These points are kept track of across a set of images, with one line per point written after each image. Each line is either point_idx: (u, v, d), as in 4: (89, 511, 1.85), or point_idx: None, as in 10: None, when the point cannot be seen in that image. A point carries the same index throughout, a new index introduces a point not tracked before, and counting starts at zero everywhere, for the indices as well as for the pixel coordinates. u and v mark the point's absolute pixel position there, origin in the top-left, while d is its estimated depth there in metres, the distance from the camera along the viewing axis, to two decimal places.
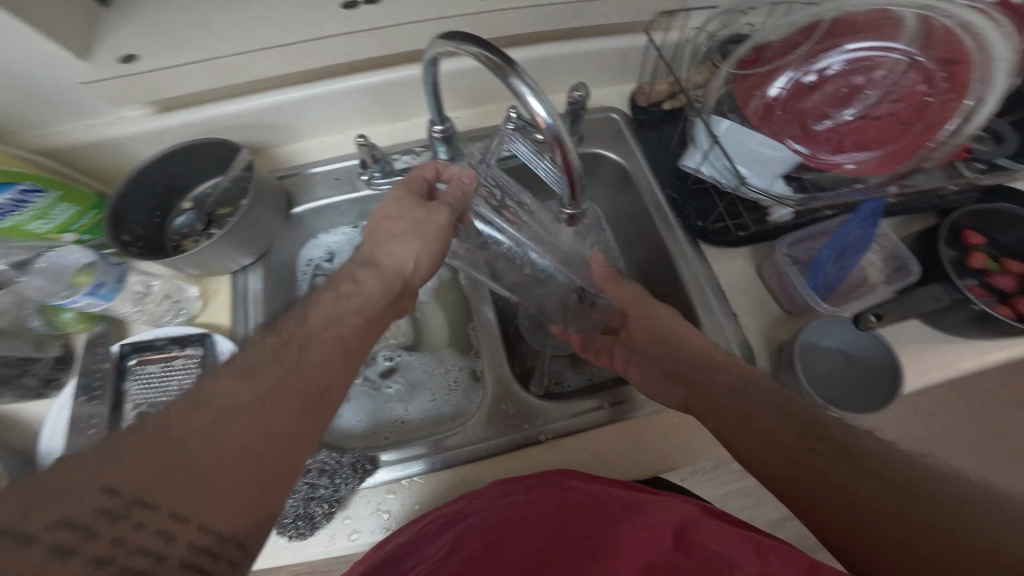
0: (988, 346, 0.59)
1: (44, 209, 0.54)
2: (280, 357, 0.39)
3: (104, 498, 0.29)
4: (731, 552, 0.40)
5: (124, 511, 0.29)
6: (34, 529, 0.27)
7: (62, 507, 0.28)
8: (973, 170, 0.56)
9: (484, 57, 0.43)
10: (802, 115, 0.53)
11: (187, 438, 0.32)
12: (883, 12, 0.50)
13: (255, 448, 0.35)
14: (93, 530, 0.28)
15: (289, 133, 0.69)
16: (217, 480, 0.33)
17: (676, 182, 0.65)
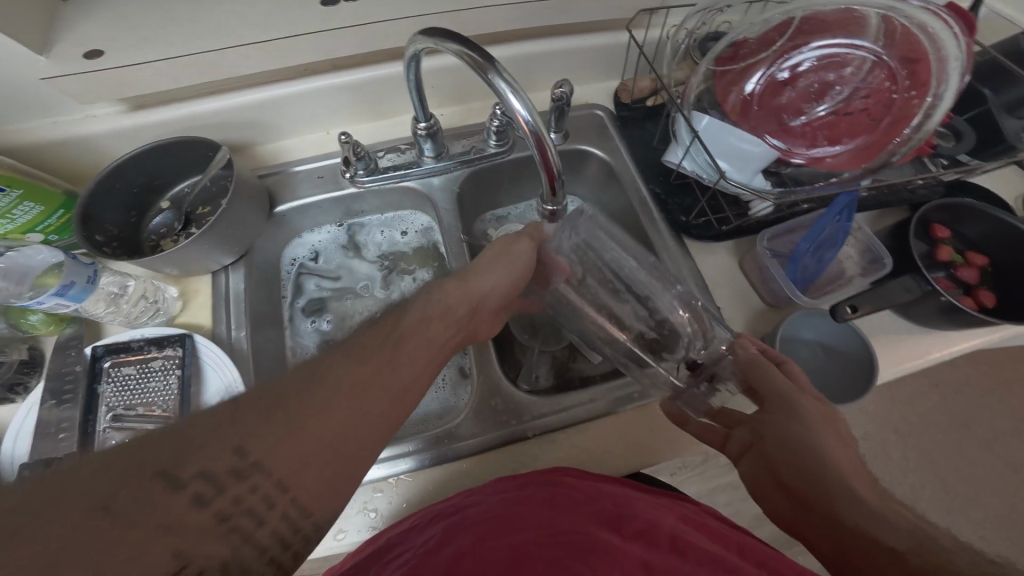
0: (959, 336, 0.61)
1: (4, 208, 0.52)
2: (385, 349, 0.41)
3: (236, 459, 0.30)
4: (722, 555, 0.43)
5: (247, 472, 0.31)
6: (175, 475, 0.29)
7: (194, 458, 0.30)
8: (937, 165, 0.59)
9: (464, 54, 0.43)
10: (778, 111, 0.55)
11: (305, 415, 0.33)
12: (850, 10, 0.50)
13: (351, 439, 0.35)
14: (223, 487, 0.30)
15: (271, 130, 0.68)
16: (320, 462, 0.33)
17: (660, 178, 0.66)
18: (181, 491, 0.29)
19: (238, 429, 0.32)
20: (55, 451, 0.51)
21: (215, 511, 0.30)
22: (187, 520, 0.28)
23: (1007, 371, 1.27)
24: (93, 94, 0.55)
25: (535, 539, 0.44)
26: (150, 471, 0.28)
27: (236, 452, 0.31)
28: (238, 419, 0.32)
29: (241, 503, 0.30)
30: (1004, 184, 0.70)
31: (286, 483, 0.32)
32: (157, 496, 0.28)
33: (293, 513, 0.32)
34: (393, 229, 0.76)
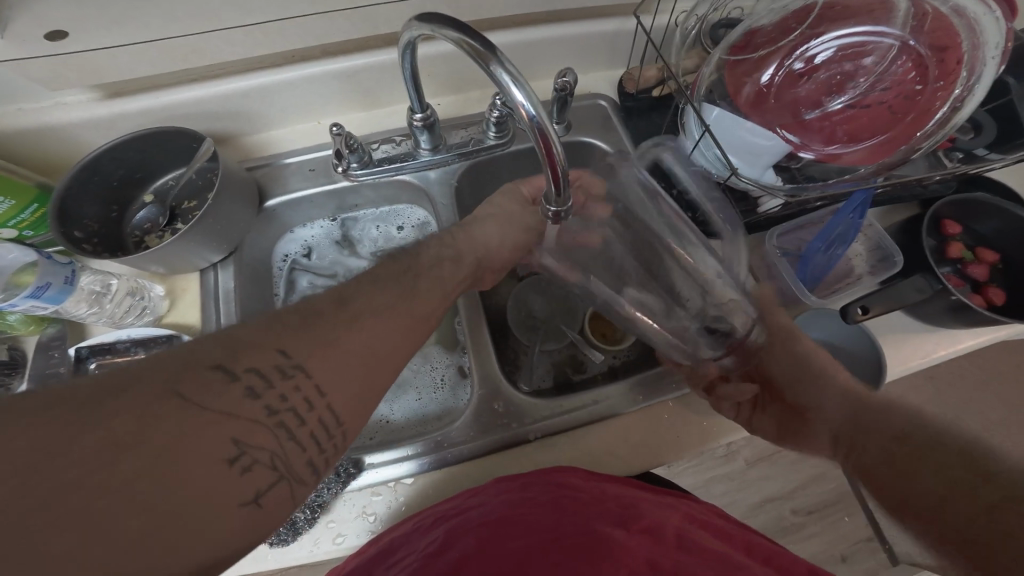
0: (968, 336, 0.60)
1: None
2: (405, 281, 0.45)
3: (279, 357, 0.33)
4: (729, 555, 0.43)
5: (291, 371, 0.33)
6: (230, 368, 0.31)
7: (244, 355, 0.32)
8: (952, 158, 0.58)
9: (462, 42, 0.40)
10: (795, 104, 0.52)
11: (339, 331, 0.37)
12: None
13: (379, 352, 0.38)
14: (270, 382, 0.32)
15: (259, 120, 0.65)
16: (353, 371, 0.36)
17: (665, 171, 0.64)
18: (236, 381, 0.31)
19: (275, 334, 0.34)
20: None
21: (265, 404, 0.32)
22: (241, 408, 0.31)
23: (1003, 363, 1.26)
24: (59, 79, 0.52)
25: (541, 544, 0.43)
26: (208, 365, 0.31)
27: (278, 351, 0.33)
28: (268, 329, 0.35)
29: (286, 399, 0.33)
30: (1019, 180, 0.68)
31: (322, 386, 0.34)
32: (216, 387, 0.30)
33: (329, 419, 0.34)
34: (388, 224, 0.74)
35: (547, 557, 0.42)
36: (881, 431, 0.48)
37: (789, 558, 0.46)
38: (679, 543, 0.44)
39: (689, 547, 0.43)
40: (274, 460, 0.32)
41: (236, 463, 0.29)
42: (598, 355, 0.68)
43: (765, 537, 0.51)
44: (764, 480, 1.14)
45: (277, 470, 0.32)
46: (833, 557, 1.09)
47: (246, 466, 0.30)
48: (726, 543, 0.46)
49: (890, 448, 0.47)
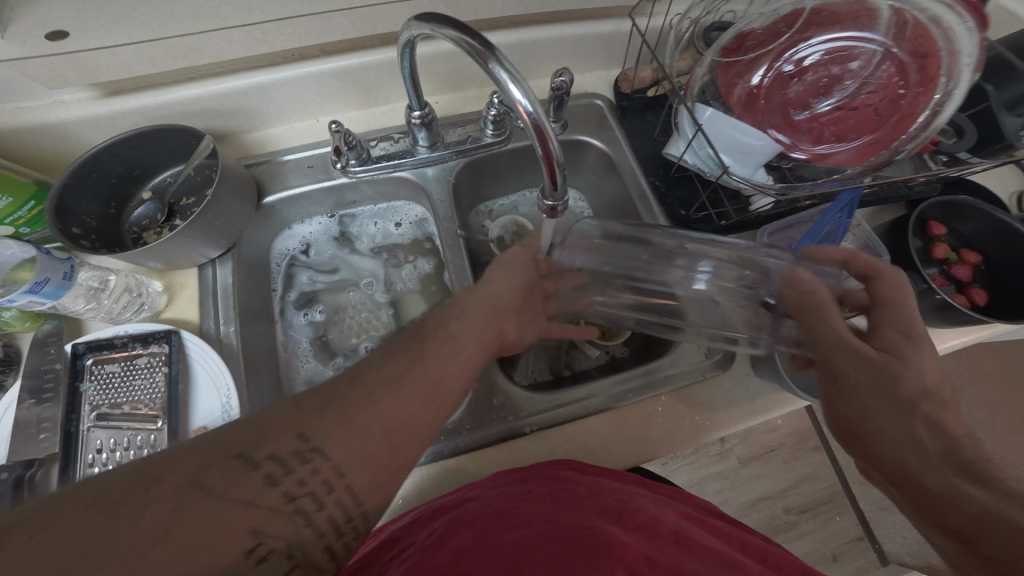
0: (951, 333, 0.61)
1: None
2: (415, 350, 0.40)
3: (298, 442, 0.32)
4: (725, 553, 0.44)
5: (308, 456, 0.31)
6: (251, 455, 0.31)
7: (267, 441, 0.31)
8: (937, 162, 0.60)
9: (460, 41, 0.41)
10: (785, 104, 0.54)
11: (354, 409, 0.34)
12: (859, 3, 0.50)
13: (400, 425, 0.35)
14: (289, 468, 0.31)
15: (257, 118, 0.65)
16: (370, 452, 0.33)
17: (660, 171, 0.65)
18: (257, 469, 0.30)
19: (301, 416, 0.33)
20: (35, 453, 0.49)
21: (283, 492, 0.30)
22: (262, 498, 0.30)
23: (986, 362, 1.29)
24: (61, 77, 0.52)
25: (539, 535, 0.43)
26: (228, 452, 0.30)
27: (299, 436, 0.32)
28: (294, 410, 0.33)
29: (305, 484, 0.31)
30: (1000, 182, 0.70)
31: (344, 472, 0.32)
32: (239, 475, 0.30)
33: (348, 501, 0.32)
34: (386, 220, 0.74)
35: (546, 549, 0.41)
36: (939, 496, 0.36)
37: (787, 560, 0.46)
38: (677, 539, 0.45)
39: (686, 543, 0.44)
40: (293, 549, 0.30)
41: (252, 556, 0.28)
42: (595, 351, 0.70)
43: (762, 539, 0.52)
44: (756, 478, 1.15)
45: (294, 558, 0.30)
46: (825, 555, 1.11)
47: (262, 558, 0.29)
48: (723, 541, 0.46)
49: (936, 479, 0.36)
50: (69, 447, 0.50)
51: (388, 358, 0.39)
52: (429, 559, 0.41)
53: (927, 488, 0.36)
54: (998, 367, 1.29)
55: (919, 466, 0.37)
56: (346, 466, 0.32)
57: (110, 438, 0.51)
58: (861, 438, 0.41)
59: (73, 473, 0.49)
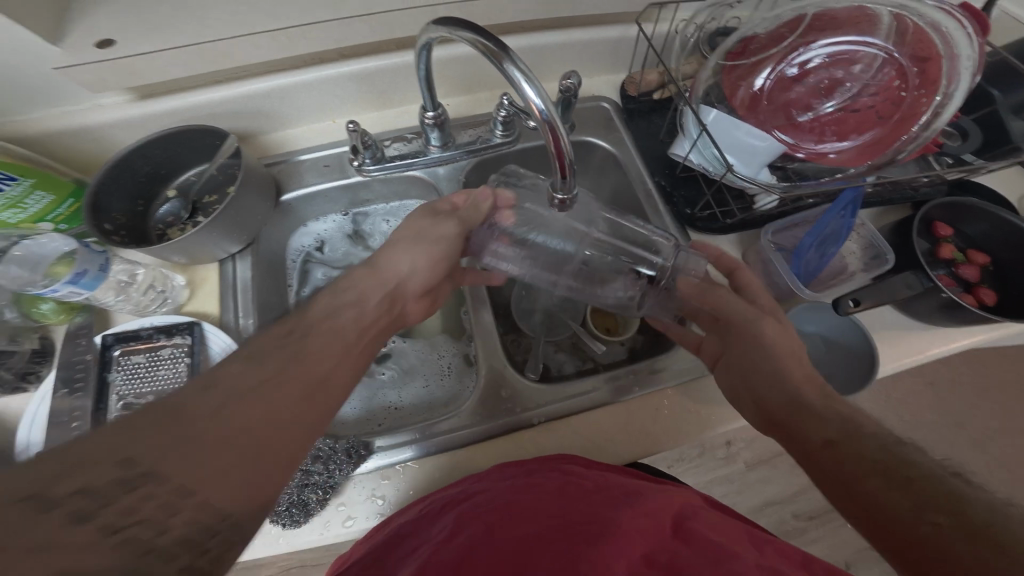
0: (959, 333, 0.61)
1: (17, 197, 0.52)
2: (292, 348, 0.41)
3: (122, 469, 0.29)
4: (725, 544, 0.43)
5: (135, 481, 0.29)
6: (49, 496, 0.27)
7: (76, 475, 0.28)
8: (942, 163, 0.59)
9: (477, 44, 0.43)
10: (788, 105, 0.55)
11: (203, 421, 0.32)
12: (861, 9, 0.51)
13: (278, 420, 0.36)
14: (107, 499, 0.28)
15: (278, 119, 0.68)
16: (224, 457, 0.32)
17: (666, 171, 0.66)
18: (58, 508, 0.27)
19: (127, 441, 0.30)
20: (67, 439, 0.51)
21: (102, 525, 0.27)
22: (66, 538, 0.26)
23: (997, 368, 1.28)
24: (102, 83, 0.55)
25: (544, 530, 0.44)
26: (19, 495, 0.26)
27: (121, 463, 0.29)
28: (152, 427, 0.31)
29: (135, 511, 0.28)
30: (1005, 184, 0.70)
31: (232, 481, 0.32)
32: (27, 520, 0.26)
33: (205, 516, 0.31)
34: (398, 219, 0.76)
35: (547, 544, 0.42)
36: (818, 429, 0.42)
37: (787, 548, 0.45)
38: (676, 531, 0.44)
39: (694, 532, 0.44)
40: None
41: None
42: (600, 346, 0.70)
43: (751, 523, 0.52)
44: (763, 482, 1.15)
45: None
46: (835, 562, 1.10)
47: None
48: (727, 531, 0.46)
49: (867, 466, 0.38)
50: None
51: (254, 364, 0.38)
52: (438, 554, 0.42)
53: (852, 475, 0.38)
54: (1010, 373, 1.28)
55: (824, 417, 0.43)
56: (196, 482, 0.30)
57: None
58: (791, 431, 0.44)
59: None
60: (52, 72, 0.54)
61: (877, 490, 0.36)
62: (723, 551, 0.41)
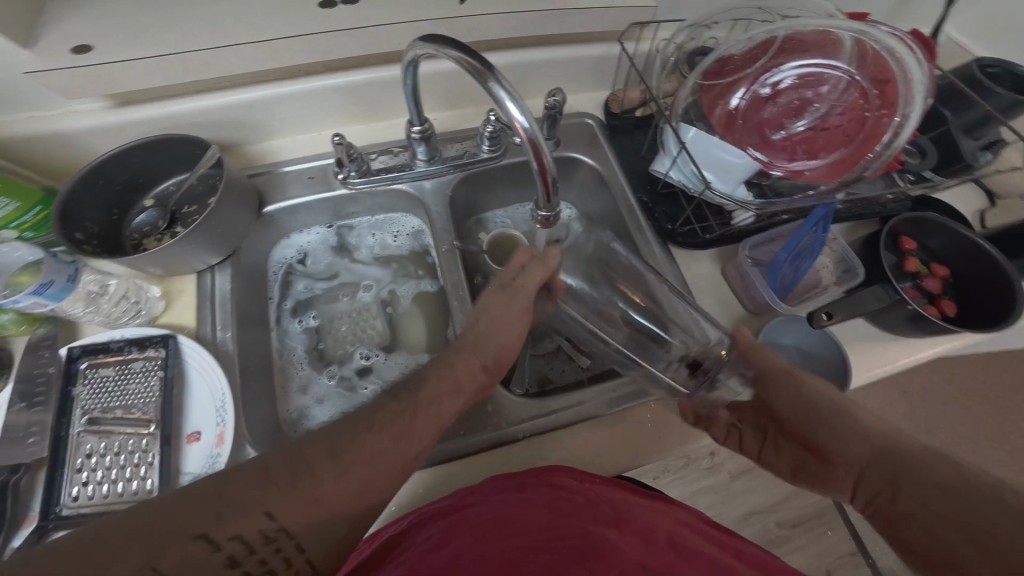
0: (925, 344, 0.63)
1: None
2: (403, 424, 0.41)
3: (264, 523, 0.33)
4: (719, 558, 0.44)
5: (274, 536, 0.33)
6: (211, 537, 0.32)
7: (228, 522, 0.32)
8: (905, 180, 0.62)
9: (463, 61, 0.44)
10: (760, 125, 0.57)
11: (324, 481, 0.35)
12: (825, 34, 0.55)
13: (377, 493, 0.38)
14: (251, 549, 0.33)
15: (262, 130, 0.68)
16: (331, 520, 0.36)
17: (647, 186, 0.68)
18: (216, 551, 0.32)
19: (264, 495, 0.34)
20: (20, 456, 0.49)
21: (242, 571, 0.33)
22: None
23: (963, 378, 1.33)
24: (78, 90, 0.53)
25: (534, 542, 0.43)
26: (189, 534, 0.31)
27: (267, 516, 0.33)
28: (265, 482, 0.34)
29: (266, 563, 0.33)
30: (964, 202, 0.74)
31: (292, 532, 0.34)
32: (194, 558, 0.31)
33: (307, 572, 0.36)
34: (383, 232, 0.76)
35: (539, 557, 0.42)
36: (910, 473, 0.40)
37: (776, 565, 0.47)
38: (673, 547, 0.44)
39: (679, 548, 0.44)
40: None
41: None
42: (585, 360, 0.72)
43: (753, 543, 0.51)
44: (746, 492, 1.14)
45: None
46: (817, 570, 1.11)
47: None
48: (716, 545, 0.47)
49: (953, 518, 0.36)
50: (57, 451, 0.50)
51: (375, 430, 0.40)
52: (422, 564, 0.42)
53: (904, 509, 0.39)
54: (976, 381, 1.33)
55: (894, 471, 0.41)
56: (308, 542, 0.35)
57: (101, 442, 0.51)
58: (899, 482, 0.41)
59: (61, 479, 0.48)
60: (19, 76, 0.54)
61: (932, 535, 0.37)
62: (717, 565, 0.43)
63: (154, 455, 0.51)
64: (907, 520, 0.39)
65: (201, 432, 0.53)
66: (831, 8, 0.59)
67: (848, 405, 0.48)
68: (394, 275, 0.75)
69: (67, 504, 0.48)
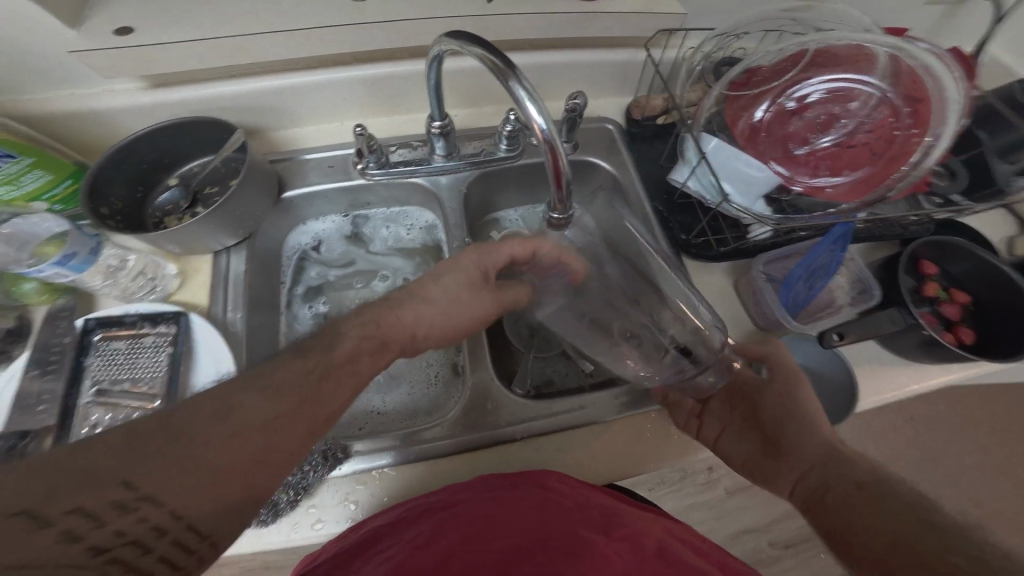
0: (937, 370, 0.61)
1: (14, 174, 0.52)
2: (310, 384, 0.40)
3: (121, 491, 0.31)
4: (703, 568, 0.43)
5: (134, 505, 0.31)
6: (42, 512, 0.29)
7: (69, 494, 0.30)
8: (931, 203, 0.62)
9: (485, 59, 0.44)
10: (785, 138, 0.57)
11: (189, 445, 0.34)
12: (858, 48, 0.54)
13: (266, 439, 0.37)
14: (102, 521, 0.30)
15: (287, 116, 0.68)
16: (212, 488, 0.34)
17: (664, 197, 0.68)
18: (52, 526, 0.29)
19: (125, 458, 0.32)
20: (30, 424, 0.50)
21: (89, 545, 0.30)
22: (54, 555, 0.29)
23: (974, 410, 1.30)
24: (112, 69, 0.54)
25: (524, 544, 0.43)
26: (13, 509, 0.28)
27: (125, 484, 0.31)
28: (133, 445, 0.33)
29: (127, 533, 0.31)
30: (989, 229, 0.73)
31: (158, 497, 0.32)
32: (25, 535, 0.28)
33: (187, 538, 0.33)
34: (397, 224, 0.76)
35: (533, 557, 0.41)
36: (849, 473, 0.46)
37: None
38: (659, 555, 0.44)
39: (668, 560, 0.43)
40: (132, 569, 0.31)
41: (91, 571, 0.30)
42: (588, 365, 0.72)
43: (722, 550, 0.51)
44: (741, 509, 1.13)
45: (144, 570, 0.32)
46: None
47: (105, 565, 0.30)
48: (704, 559, 0.45)
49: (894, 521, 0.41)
50: (65, 420, 0.51)
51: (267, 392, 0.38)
52: (412, 562, 0.42)
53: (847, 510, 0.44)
54: (988, 414, 1.30)
55: (841, 478, 0.46)
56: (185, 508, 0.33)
57: (107, 413, 0.52)
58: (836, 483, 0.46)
59: None
60: (63, 53, 0.55)
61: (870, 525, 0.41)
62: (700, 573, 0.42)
63: None
64: (853, 507, 0.44)
65: None
66: (868, 22, 0.59)
67: (813, 414, 0.52)
68: (412, 267, 0.76)
69: None
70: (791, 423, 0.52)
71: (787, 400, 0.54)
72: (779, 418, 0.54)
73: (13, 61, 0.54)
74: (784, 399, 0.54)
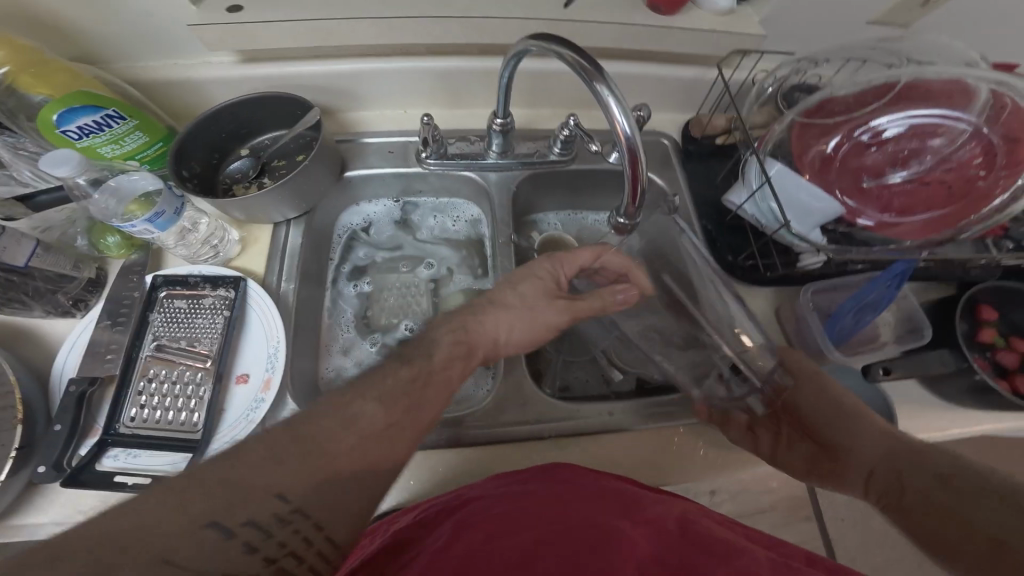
0: (985, 420, 0.59)
1: (120, 134, 0.57)
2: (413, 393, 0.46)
3: (277, 503, 0.36)
4: (733, 542, 0.44)
5: (289, 517, 0.37)
6: (223, 523, 0.34)
7: (238, 508, 0.35)
8: (1001, 248, 0.60)
9: (573, 59, 0.45)
10: (857, 171, 0.56)
11: (320, 458, 0.39)
12: (955, 83, 0.53)
13: (381, 451, 0.42)
14: (268, 533, 0.36)
15: (356, 100, 0.71)
16: (344, 500, 0.39)
17: (714, 215, 0.68)
18: (233, 537, 0.35)
19: (272, 474, 0.37)
20: (99, 371, 0.53)
21: (263, 556, 0.36)
22: (238, 564, 0.35)
23: None
24: (221, 45, 0.59)
25: (534, 539, 0.42)
26: (196, 522, 0.34)
27: (277, 496, 0.36)
28: (272, 459, 0.38)
29: (285, 545, 0.37)
30: None
31: (305, 506, 0.37)
32: (209, 545, 0.34)
33: (327, 548, 0.39)
34: (445, 216, 0.78)
35: (557, 549, 0.41)
36: (920, 469, 0.45)
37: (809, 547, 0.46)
38: (683, 534, 0.44)
39: (692, 537, 0.43)
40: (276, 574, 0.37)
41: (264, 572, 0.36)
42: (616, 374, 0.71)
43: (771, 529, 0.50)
44: None
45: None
46: None
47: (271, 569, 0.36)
48: (730, 530, 0.46)
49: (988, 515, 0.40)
50: (127, 371, 0.54)
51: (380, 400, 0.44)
52: (437, 562, 0.41)
53: (939, 512, 0.42)
54: None
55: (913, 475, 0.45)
56: (325, 520, 0.38)
57: (163, 369, 0.55)
58: (909, 477, 0.45)
59: (125, 400, 0.53)
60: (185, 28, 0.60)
61: (966, 527, 0.40)
62: (732, 548, 0.42)
63: (205, 390, 0.54)
64: (940, 507, 0.42)
65: (248, 375, 0.56)
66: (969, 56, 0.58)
67: (861, 410, 0.51)
68: (458, 260, 0.77)
69: (126, 424, 0.52)
70: (844, 422, 0.51)
71: (830, 402, 0.52)
72: (832, 419, 0.52)
73: (141, 31, 0.59)
74: (830, 401, 0.53)
